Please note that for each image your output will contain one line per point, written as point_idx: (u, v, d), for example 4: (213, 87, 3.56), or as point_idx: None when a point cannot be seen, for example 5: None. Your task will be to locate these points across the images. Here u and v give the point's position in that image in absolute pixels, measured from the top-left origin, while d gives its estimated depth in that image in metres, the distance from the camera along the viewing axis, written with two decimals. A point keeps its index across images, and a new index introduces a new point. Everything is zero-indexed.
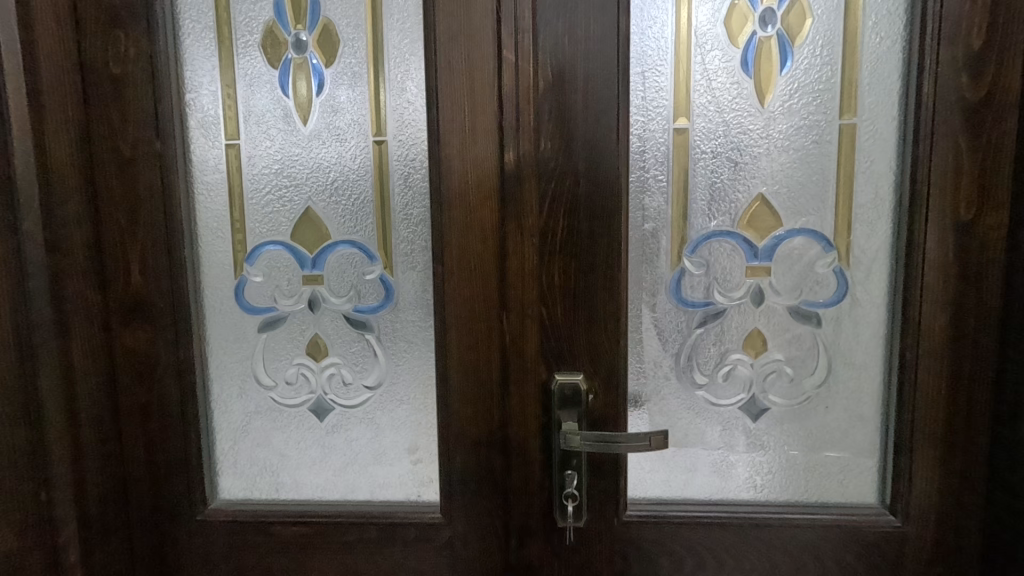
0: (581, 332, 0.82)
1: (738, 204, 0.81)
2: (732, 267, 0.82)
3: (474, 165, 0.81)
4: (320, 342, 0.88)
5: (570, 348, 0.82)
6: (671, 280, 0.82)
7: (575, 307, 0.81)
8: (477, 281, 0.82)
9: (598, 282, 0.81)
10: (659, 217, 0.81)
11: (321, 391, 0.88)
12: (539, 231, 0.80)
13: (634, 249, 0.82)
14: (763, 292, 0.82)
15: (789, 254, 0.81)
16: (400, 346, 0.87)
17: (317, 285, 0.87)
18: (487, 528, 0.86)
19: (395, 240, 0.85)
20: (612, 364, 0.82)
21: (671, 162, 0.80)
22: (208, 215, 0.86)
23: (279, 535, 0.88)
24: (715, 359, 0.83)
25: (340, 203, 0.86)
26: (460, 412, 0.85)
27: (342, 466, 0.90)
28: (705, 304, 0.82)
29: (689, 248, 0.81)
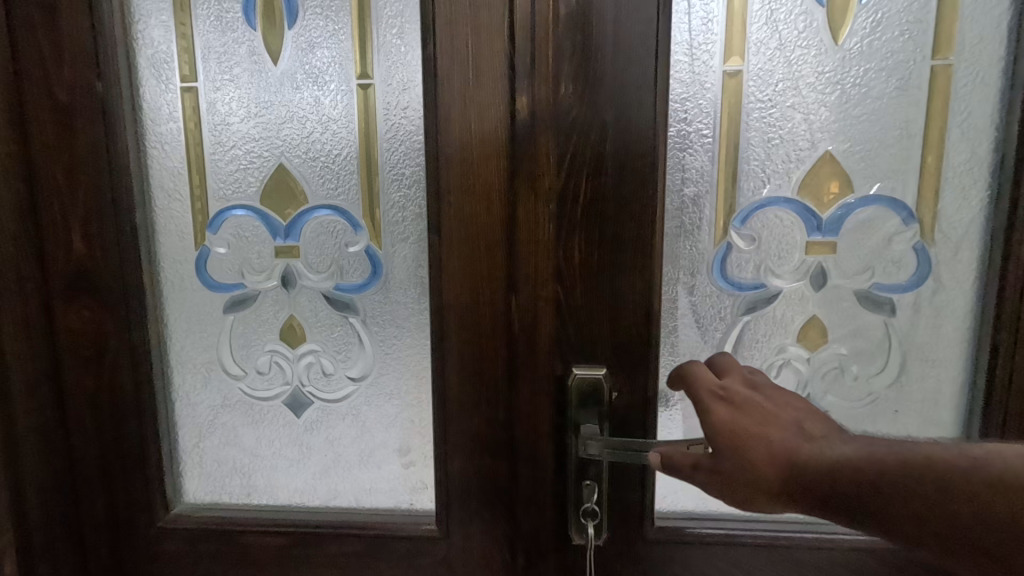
0: (605, 318, 0.68)
1: (799, 165, 0.66)
2: (788, 242, 0.67)
3: (477, 114, 0.67)
4: (297, 325, 0.75)
5: (591, 337, 0.69)
6: (714, 257, 0.68)
7: (598, 287, 0.68)
8: (481, 255, 0.69)
9: (626, 259, 0.67)
10: (701, 180, 0.67)
11: (299, 383, 0.76)
12: (556, 195, 0.66)
13: (670, 219, 0.68)
14: (826, 273, 0.68)
15: (860, 227, 0.67)
16: (389, 331, 0.74)
17: (293, 259, 0.74)
18: (490, 543, 0.74)
19: (383, 206, 0.72)
20: (641, 357, 0.69)
21: (718, 112, 0.65)
22: (163, 173, 0.72)
23: (251, 546, 0.77)
24: (763, 353, 0.70)
25: (318, 161, 0.72)
26: (460, 410, 0.72)
27: (324, 468, 0.78)
28: (753, 287, 0.68)
29: (737, 218, 0.67)
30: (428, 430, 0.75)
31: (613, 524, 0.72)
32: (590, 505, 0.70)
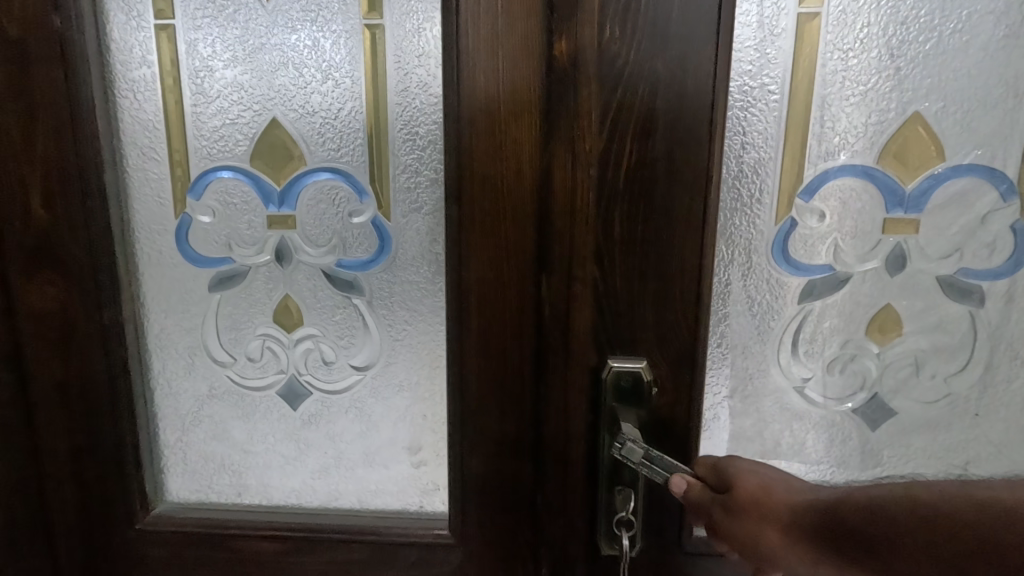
0: (648, 303, 0.59)
1: (881, 129, 0.56)
2: (863, 219, 0.58)
3: (504, 62, 0.56)
4: (294, 306, 0.66)
5: (632, 326, 0.60)
6: (776, 236, 0.59)
7: (642, 268, 0.58)
8: (506, 229, 0.60)
9: (676, 237, 0.58)
10: (766, 144, 0.57)
11: (294, 372, 0.67)
12: (596, 160, 0.57)
13: (727, 190, 0.58)
14: (906, 255, 0.59)
15: (949, 203, 0.57)
16: (399, 314, 0.65)
17: (288, 230, 0.64)
18: (511, 552, 0.66)
19: (392, 170, 0.62)
20: (689, 351, 0.60)
21: (790, 64, 0.56)
22: (136, 128, 0.62)
23: (242, 552, 0.68)
24: (827, 346, 0.61)
25: (317, 116, 0.62)
26: (478, 405, 0.64)
27: (324, 466, 0.69)
28: (822, 271, 0.59)
29: (806, 190, 0.58)
30: (442, 427, 0.67)
31: (650, 535, 0.64)
32: (626, 517, 0.62)
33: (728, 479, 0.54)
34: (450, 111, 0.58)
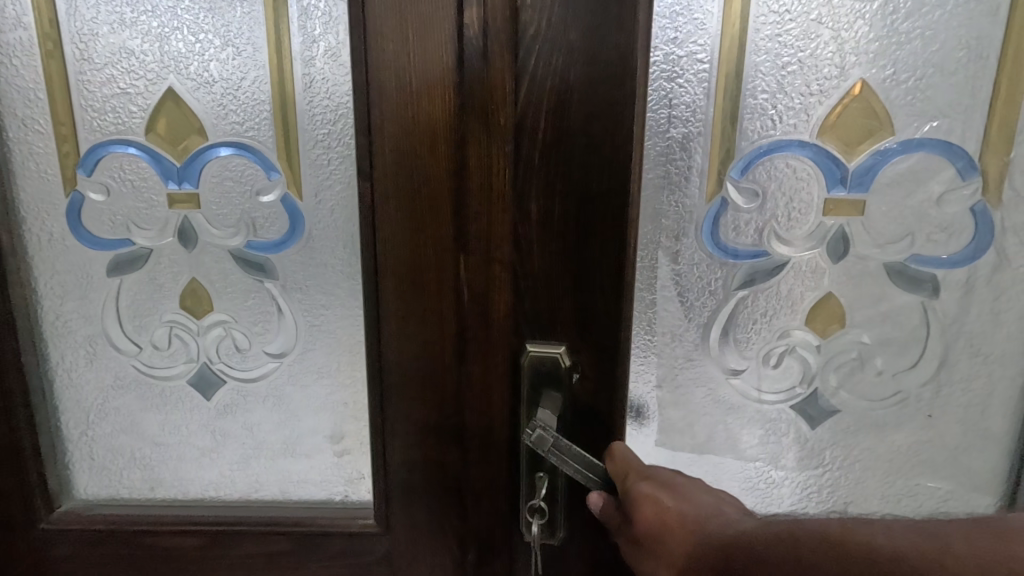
0: (567, 287, 0.56)
1: (822, 100, 0.53)
2: (796, 198, 0.56)
3: (415, 26, 0.52)
4: (202, 291, 0.62)
5: (552, 310, 0.57)
6: (707, 216, 0.56)
7: (562, 250, 0.55)
8: (422, 207, 0.56)
9: (595, 218, 0.54)
10: (693, 119, 0.54)
11: (205, 360, 0.63)
12: (511, 137, 0.53)
13: (649, 167, 0.55)
14: (851, 238, 0.56)
15: (901, 181, 0.55)
16: (315, 299, 0.61)
17: (190, 209, 0.59)
18: (438, 541, 0.65)
19: (303, 142, 0.57)
20: (609, 337, 0.57)
21: (717, 31, 0.52)
22: (15, 98, 0.57)
23: (156, 547, 0.66)
24: (760, 335, 0.59)
25: (216, 85, 0.57)
26: (399, 392, 0.61)
27: (243, 458, 0.66)
28: (753, 254, 0.57)
29: (738, 165, 0.55)
30: (365, 416, 0.64)
31: (567, 529, 0.62)
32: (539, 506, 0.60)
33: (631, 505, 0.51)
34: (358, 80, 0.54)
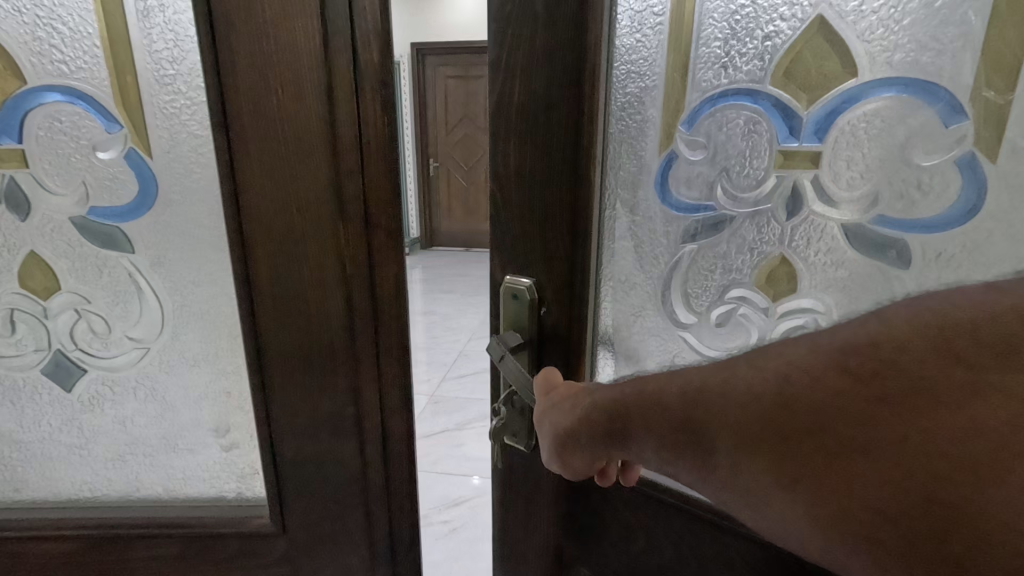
0: (536, 239, 0.57)
1: (777, 44, 0.47)
2: (751, 148, 0.50)
3: None
4: (42, 266, 0.53)
5: (526, 257, 0.59)
6: (658, 169, 0.54)
7: (524, 206, 0.57)
8: (293, 161, 0.48)
9: (547, 165, 0.54)
10: (650, 72, 0.52)
11: (59, 347, 0.55)
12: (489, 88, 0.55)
13: (615, 126, 0.55)
14: (808, 196, 0.48)
15: (861, 130, 0.45)
16: (181, 277, 0.53)
17: (15, 167, 0.50)
18: (341, 536, 0.60)
19: (148, 87, 0.48)
20: (563, 283, 0.57)
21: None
22: None
23: (23, 556, 0.59)
24: (709, 289, 0.55)
25: (31, 13, 0.46)
26: (282, 379, 0.54)
27: (118, 455, 0.59)
28: (698, 207, 0.53)
29: (687, 119, 0.52)
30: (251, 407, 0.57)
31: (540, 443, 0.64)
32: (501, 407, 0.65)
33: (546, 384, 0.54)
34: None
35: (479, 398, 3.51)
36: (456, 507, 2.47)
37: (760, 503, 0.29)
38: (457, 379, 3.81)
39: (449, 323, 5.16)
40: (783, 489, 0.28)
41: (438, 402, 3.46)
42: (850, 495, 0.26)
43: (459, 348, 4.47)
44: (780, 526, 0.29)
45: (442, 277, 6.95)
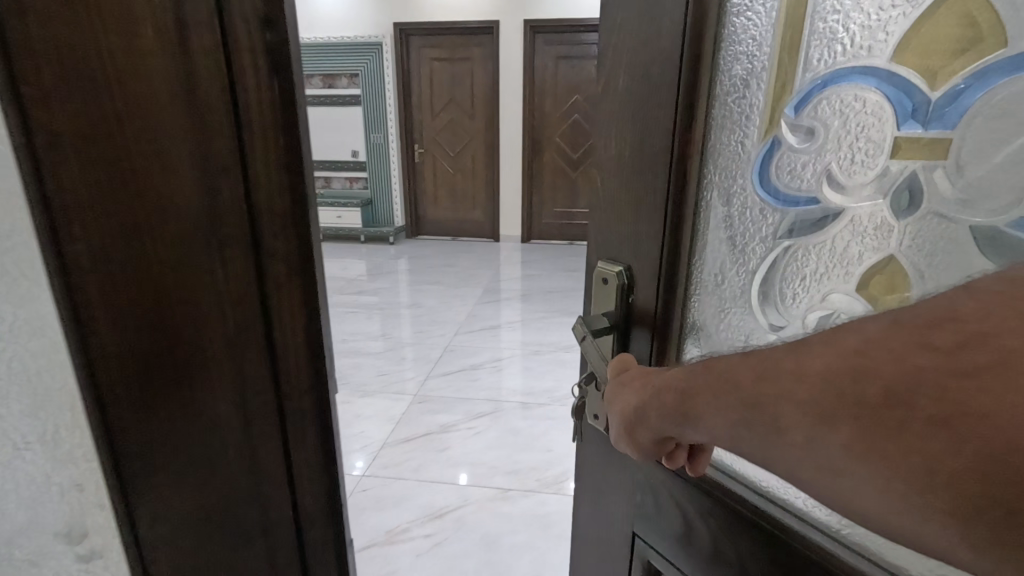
0: (635, 222, 0.77)
1: (907, 13, 0.53)
2: (856, 136, 0.59)
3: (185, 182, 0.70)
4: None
5: (634, 241, 0.79)
6: (760, 158, 0.67)
7: (637, 181, 0.76)
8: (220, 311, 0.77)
9: (649, 176, 0.74)
10: (759, 52, 0.64)
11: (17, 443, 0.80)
12: (612, 121, 0.78)
13: (720, 136, 0.69)
14: (929, 191, 0.54)
15: (1005, 114, 0.47)
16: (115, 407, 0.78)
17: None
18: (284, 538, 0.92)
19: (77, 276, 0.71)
20: (654, 270, 0.76)
21: (778, 12, 0.62)
22: None
23: None
24: (805, 294, 0.66)
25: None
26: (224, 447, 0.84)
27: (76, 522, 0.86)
28: (807, 196, 0.64)
29: (794, 105, 0.63)
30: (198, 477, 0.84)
31: None
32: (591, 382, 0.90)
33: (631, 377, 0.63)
34: (81, 128, 0.65)
35: (464, 397, 3.36)
36: (439, 519, 2.31)
37: (837, 463, 0.37)
38: (442, 377, 3.65)
39: (435, 317, 4.99)
40: (855, 454, 0.36)
41: (421, 403, 3.30)
42: (927, 454, 0.33)
43: (444, 344, 4.30)
44: (866, 497, 0.37)
45: (426, 269, 6.73)
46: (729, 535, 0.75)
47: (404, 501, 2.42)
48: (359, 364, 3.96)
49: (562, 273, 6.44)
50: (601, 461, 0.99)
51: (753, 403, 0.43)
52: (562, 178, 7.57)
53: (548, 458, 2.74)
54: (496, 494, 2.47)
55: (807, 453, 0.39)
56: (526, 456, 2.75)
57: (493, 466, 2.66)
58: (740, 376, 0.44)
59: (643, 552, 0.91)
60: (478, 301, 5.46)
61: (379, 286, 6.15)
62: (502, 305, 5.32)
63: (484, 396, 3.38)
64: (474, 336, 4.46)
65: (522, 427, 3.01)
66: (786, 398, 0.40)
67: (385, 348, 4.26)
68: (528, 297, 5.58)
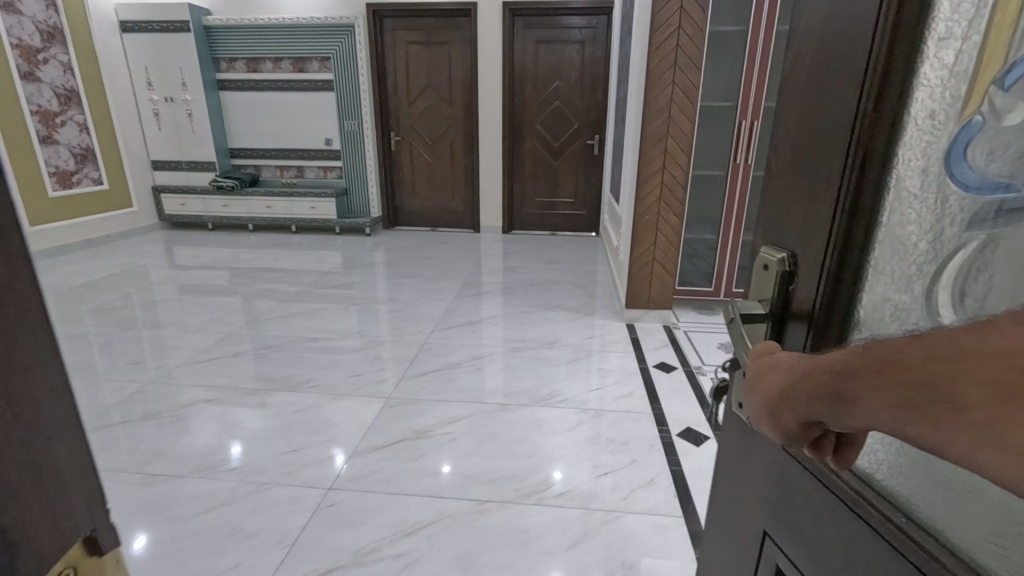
0: (803, 207, 0.73)
1: None
2: None
3: None
4: None
5: (801, 228, 0.74)
6: (953, 140, 0.57)
7: (813, 165, 0.71)
8: None
9: (826, 162, 0.68)
10: (973, 20, 0.55)
11: None
12: (797, 108, 0.75)
13: (913, 116, 0.60)
14: None
15: None
16: None
17: None
18: None
19: None
20: (818, 261, 0.70)
21: None
22: None
23: None
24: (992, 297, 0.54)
25: None
26: None
27: None
28: (998, 186, 0.54)
29: (1001, 78, 0.54)
30: None
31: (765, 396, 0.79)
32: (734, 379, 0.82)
33: (780, 358, 0.60)
34: None
35: (442, 400, 3.19)
36: (413, 535, 2.16)
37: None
38: (418, 378, 3.47)
39: (412, 313, 4.79)
40: None
41: (395, 406, 3.12)
42: None
43: (421, 342, 4.11)
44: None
45: (404, 261, 6.51)
46: (862, 557, 0.65)
47: (377, 516, 2.26)
48: (331, 364, 3.75)
49: (544, 265, 6.28)
50: (743, 445, 0.90)
51: (938, 378, 0.40)
52: (543, 167, 7.37)
53: (530, 464, 2.61)
54: (474, 506, 2.32)
55: (982, 430, 0.38)
56: (506, 462, 2.61)
57: (471, 475, 2.51)
58: (924, 350, 0.42)
59: (773, 555, 0.82)
60: (457, 295, 5.27)
61: (355, 280, 5.92)
62: (483, 299, 5.14)
63: (463, 398, 3.21)
64: (452, 333, 4.28)
65: (503, 430, 2.86)
66: (973, 376, 0.38)
67: (359, 347, 4.06)
68: (509, 290, 5.42)
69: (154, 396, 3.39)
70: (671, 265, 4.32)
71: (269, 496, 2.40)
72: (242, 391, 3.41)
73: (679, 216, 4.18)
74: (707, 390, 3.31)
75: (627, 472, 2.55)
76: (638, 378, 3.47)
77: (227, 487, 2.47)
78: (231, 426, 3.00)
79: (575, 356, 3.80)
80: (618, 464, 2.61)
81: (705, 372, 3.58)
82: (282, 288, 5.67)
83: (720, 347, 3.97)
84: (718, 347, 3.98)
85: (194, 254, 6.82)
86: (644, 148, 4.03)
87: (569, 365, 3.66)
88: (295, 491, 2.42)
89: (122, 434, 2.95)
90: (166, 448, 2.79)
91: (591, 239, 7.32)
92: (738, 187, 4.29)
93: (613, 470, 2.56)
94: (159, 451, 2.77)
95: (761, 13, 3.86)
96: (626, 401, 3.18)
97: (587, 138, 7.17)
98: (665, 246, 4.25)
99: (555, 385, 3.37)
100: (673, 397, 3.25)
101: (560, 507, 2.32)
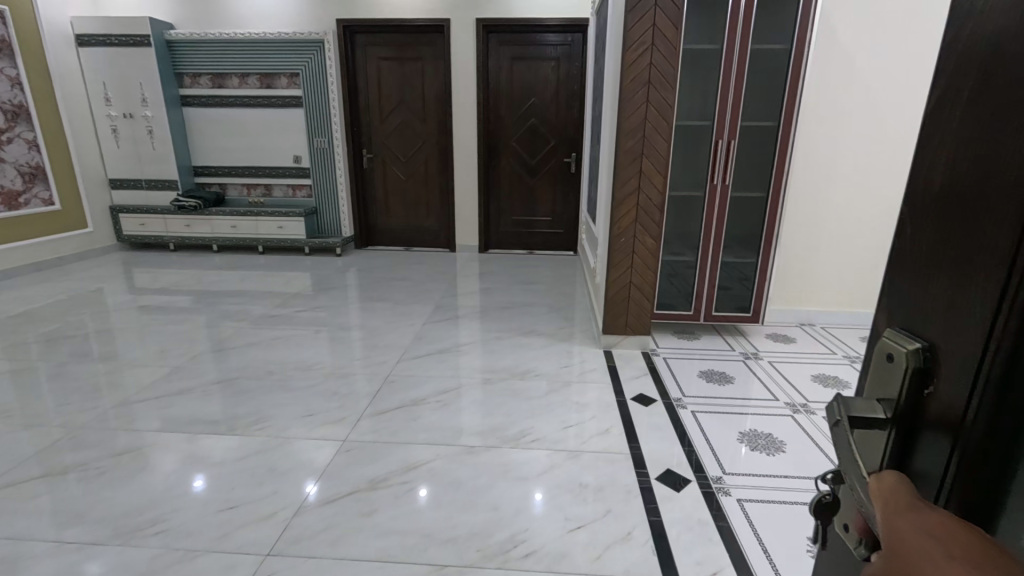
0: (951, 273, 0.48)
1: None
2: None
3: None
4: None
5: (947, 305, 0.48)
6: None
7: (971, 216, 0.45)
8: None
9: (990, 223, 0.43)
10: None
11: None
12: (945, 132, 0.49)
13: None
14: None
15: None
16: None
17: None
18: None
19: None
20: (974, 366, 0.44)
21: None
22: None
23: None
24: None
25: None
26: None
27: None
28: None
29: None
30: None
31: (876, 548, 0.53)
32: (828, 500, 0.60)
33: (942, 533, 0.36)
34: None
35: (403, 442, 2.93)
36: None
37: None
38: (379, 417, 3.21)
39: (379, 341, 4.52)
40: None
41: (350, 452, 2.85)
42: None
43: (386, 373, 3.85)
44: None
45: (376, 282, 6.25)
46: None
47: None
48: (285, 402, 3.46)
49: (521, 286, 6.08)
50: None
51: None
52: (521, 185, 7.22)
53: (495, 518, 2.36)
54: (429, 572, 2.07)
55: None
56: (468, 516, 2.37)
57: (429, 534, 2.26)
58: None
59: None
60: (428, 320, 5.01)
61: (322, 303, 5.63)
62: (456, 324, 4.90)
63: (426, 439, 2.96)
64: (420, 363, 4.02)
65: (466, 478, 2.63)
66: None
67: (320, 380, 3.77)
68: (483, 314, 5.19)
69: (86, 442, 3.08)
70: (649, 289, 4.14)
71: (196, 566, 2.12)
72: (184, 435, 3.10)
73: (655, 239, 4.02)
74: (688, 427, 3.10)
75: (602, 526, 2.32)
76: (615, 413, 3.26)
77: (147, 557, 2.17)
78: (167, 477, 2.70)
79: (550, 388, 3.58)
80: (591, 515, 2.38)
81: (686, 405, 3.38)
82: (242, 311, 5.35)
83: (701, 375, 3.79)
84: (699, 375, 3.79)
85: (153, 277, 6.46)
86: (619, 169, 3.88)
87: (543, 398, 3.44)
88: (227, 560, 2.14)
89: (42, 491, 2.63)
90: (91, 507, 2.49)
91: (569, 258, 7.16)
92: (716, 208, 4.17)
93: (585, 524, 2.33)
94: (80, 511, 2.46)
95: (734, 33, 3.77)
96: (602, 440, 2.96)
97: (564, 155, 7.04)
98: (643, 269, 4.08)
99: (526, 422, 3.14)
100: (651, 433, 3.04)
101: (526, 571, 2.08)
